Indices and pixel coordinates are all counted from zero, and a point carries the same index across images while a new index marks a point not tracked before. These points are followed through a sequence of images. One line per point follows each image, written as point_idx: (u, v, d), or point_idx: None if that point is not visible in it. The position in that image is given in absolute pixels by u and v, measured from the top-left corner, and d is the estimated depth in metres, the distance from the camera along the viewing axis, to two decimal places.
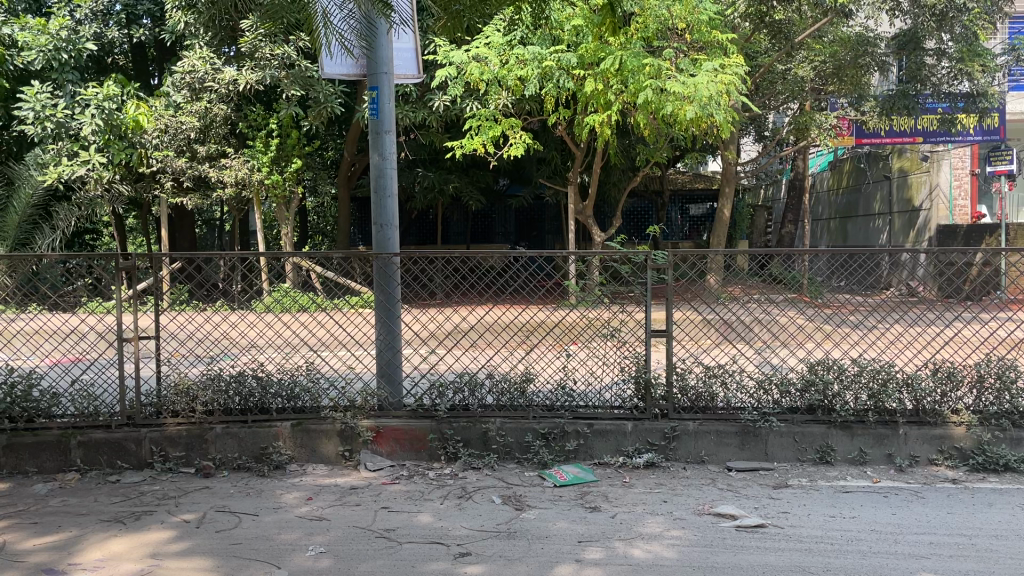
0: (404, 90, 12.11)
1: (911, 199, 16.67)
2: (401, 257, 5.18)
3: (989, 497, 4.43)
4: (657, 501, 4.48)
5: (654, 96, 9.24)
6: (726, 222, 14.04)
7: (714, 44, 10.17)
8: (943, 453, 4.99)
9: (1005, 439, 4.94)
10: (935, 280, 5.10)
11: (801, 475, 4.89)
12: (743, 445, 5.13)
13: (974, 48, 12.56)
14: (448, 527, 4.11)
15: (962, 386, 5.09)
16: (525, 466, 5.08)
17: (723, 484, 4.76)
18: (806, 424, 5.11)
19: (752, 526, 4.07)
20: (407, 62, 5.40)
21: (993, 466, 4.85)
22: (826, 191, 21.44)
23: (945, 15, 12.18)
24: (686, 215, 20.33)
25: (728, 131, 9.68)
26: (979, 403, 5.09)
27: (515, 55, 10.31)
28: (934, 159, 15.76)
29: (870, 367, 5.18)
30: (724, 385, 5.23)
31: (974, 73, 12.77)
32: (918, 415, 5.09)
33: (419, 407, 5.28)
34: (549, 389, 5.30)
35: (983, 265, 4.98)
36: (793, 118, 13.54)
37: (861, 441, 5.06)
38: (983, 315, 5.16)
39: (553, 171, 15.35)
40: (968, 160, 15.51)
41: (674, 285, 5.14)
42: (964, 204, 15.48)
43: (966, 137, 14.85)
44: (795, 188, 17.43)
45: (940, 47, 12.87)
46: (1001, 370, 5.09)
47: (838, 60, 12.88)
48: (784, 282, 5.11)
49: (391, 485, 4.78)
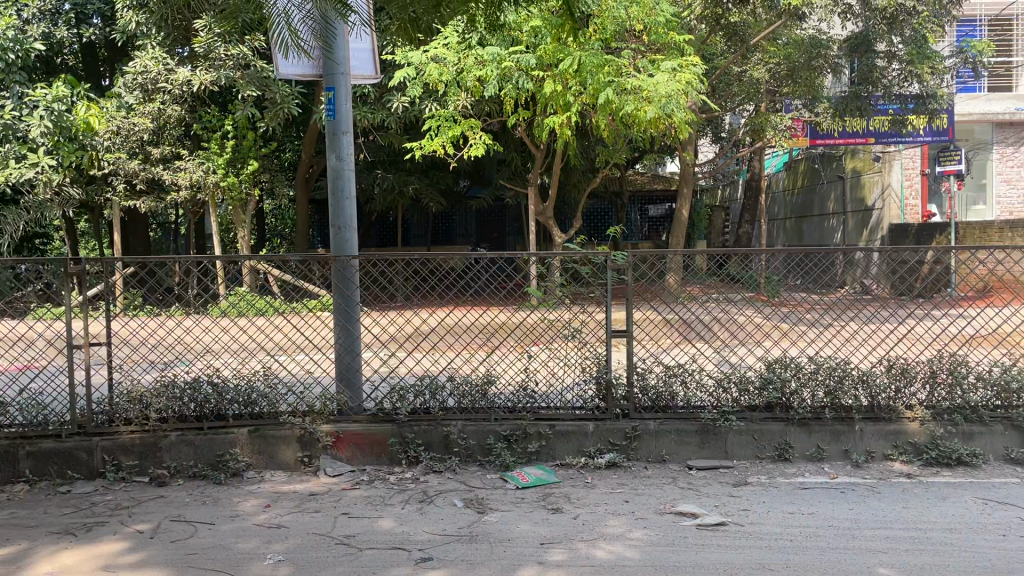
0: (361, 90, 12.10)
1: (864, 199, 16.97)
2: (361, 260, 5.14)
3: (942, 491, 4.50)
4: (619, 501, 4.49)
5: (614, 96, 9.26)
6: (685, 223, 14.15)
7: (672, 45, 10.29)
8: (898, 448, 5.06)
9: (958, 433, 5.01)
10: (888, 278, 5.20)
11: (761, 473, 4.94)
12: (703, 444, 5.17)
13: (924, 50, 12.78)
14: (409, 532, 4.07)
15: (915, 382, 5.16)
16: (487, 469, 5.05)
17: (684, 483, 4.79)
18: (764, 421, 5.16)
19: (713, 524, 4.11)
20: (363, 63, 5.39)
21: (946, 460, 4.93)
22: (781, 191, 21.80)
23: (896, 18, 12.44)
24: (645, 216, 20.54)
25: (686, 132, 9.72)
26: (931, 398, 5.15)
27: (473, 56, 10.19)
28: (886, 158, 16.10)
29: (827, 363, 5.21)
30: (684, 384, 5.27)
31: (922, 75, 12.99)
32: (874, 411, 5.15)
33: (380, 411, 5.23)
34: (511, 391, 5.28)
35: (933, 263, 5.10)
36: (750, 119, 13.68)
37: (817, 437, 5.12)
38: (935, 313, 5.18)
39: (513, 172, 15.38)
40: (918, 160, 16.01)
41: (634, 286, 5.15)
42: (915, 203, 15.98)
43: (917, 137, 15.13)
44: (752, 188, 17.69)
45: (891, 50, 13.11)
46: (952, 366, 5.15)
47: (792, 62, 12.97)
48: (743, 282, 5.17)
49: (351, 490, 4.72)
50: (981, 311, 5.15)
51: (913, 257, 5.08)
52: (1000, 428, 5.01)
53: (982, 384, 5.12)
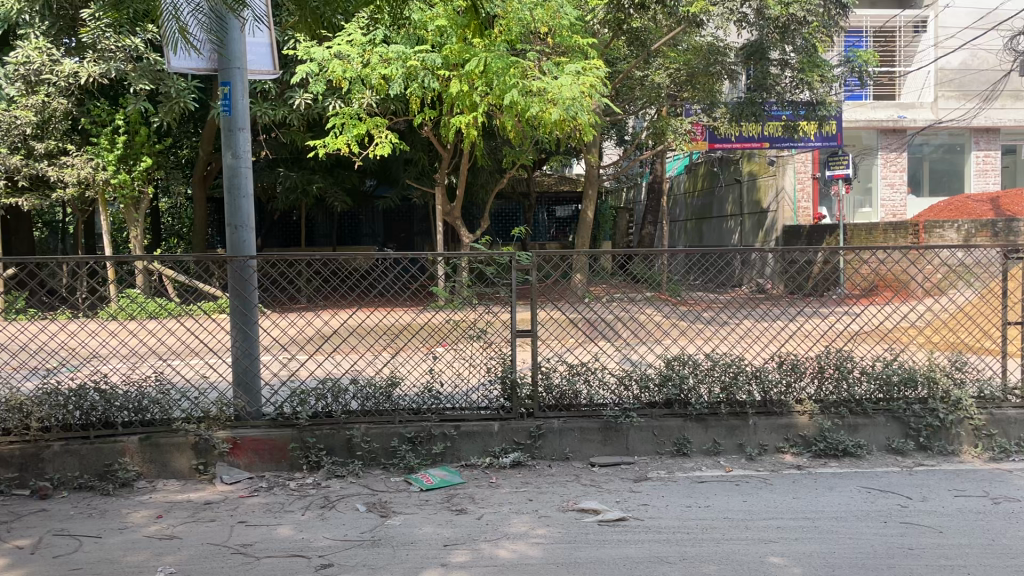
0: (262, 87, 11.78)
1: (759, 201, 17.63)
2: (259, 260, 5.00)
3: (830, 481, 4.71)
4: (523, 500, 4.51)
5: (520, 98, 9.32)
6: (590, 224, 14.36)
7: (576, 49, 10.42)
8: (789, 441, 5.27)
9: (843, 425, 5.26)
10: (782, 278, 5.36)
11: (661, 468, 5.06)
12: (605, 441, 5.25)
13: (814, 60, 13.33)
14: (309, 538, 3.98)
15: (805, 376, 5.36)
16: (391, 471, 4.99)
17: (587, 480, 4.85)
18: (664, 417, 5.30)
19: (614, 520, 4.17)
20: (262, 58, 5.17)
21: (834, 451, 5.16)
22: (682, 194, 22.42)
23: (788, 27, 12.91)
24: (552, 217, 20.77)
25: (591, 135, 9.86)
26: (819, 392, 5.36)
27: (377, 54, 10.06)
28: (780, 163, 16.79)
29: (722, 361, 5.38)
30: (587, 382, 5.33)
31: (811, 83, 13.54)
32: (766, 406, 5.35)
33: (280, 415, 5.12)
34: (416, 392, 5.22)
35: (822, 262, 5.31)
36: (651, 123, 14.03)
37: (714, 432, 5.28)
38: (823, 311, 5.39)
39: (419, 172, 15.28)
40: (809, 164, 16.83)
41: (538, 286, 5.18)
42: (807, 206, 16.87)
43: (807, 143, 15.82)
44: (654, 190, 18.12)
45: (783, 58, 13.56)
46: (838, 361, 5.35)
47: (691, 68, 13.33)
48: (646, 281, 5.32)
49: (249, 498, 4.58)
50: (867, 310, 5.40)
51: (804, 257, 5.30)
52: (882, 420, 5.26)
53: (865, 378, 5.33)
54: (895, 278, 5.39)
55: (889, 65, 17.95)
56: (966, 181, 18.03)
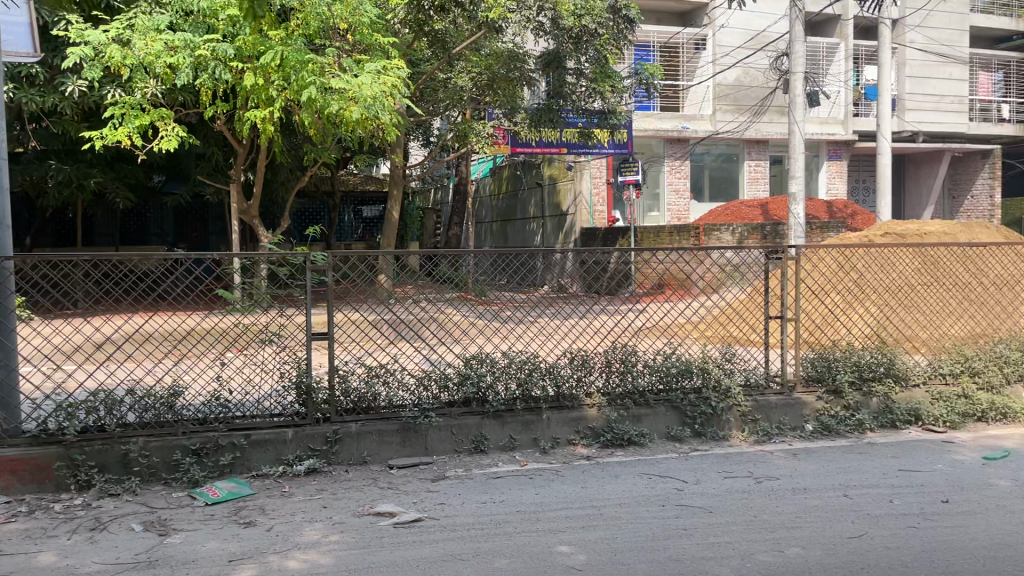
0: (26, 71, 10.66)
1: (560, 204, 18.33)
2: (16, 260, 4.48)
3: (615, 470, 4.96)
4: (316, 508, 4.38)
5: (318, 95, 9.07)
6: (395, 224, 14.29)
7: (377, 47, 10.29)
8: (579, 432, 5.49)
9: (628, 416, 5.54)
10: (582, 278, 5.68)
11: (458, 466, 5.08)
12: (404, 442, 5.20)
13: (606, 71, 13.80)
14: (75, 564, 3.64)
15: (594, 371, 5.59)
16: (173, 486, 4.66)
17: (384, 483, 4.79)
18: (462, 416, 5.34)
19: (409, 522, 4.15)
20: (20, 39, 4.68)
21: (620, 440, 5.42)
22: (488, 196, 22.85)
23: (580, 39, 13.16)
24: (359, 216, 20.46)
25: (393, 135, 9.79)
26: (607, 385, 5.62)
27: (162, 41, 9.39)
28: (578, 168, 17.56)
29: (518, 358, 5.50)
30: (386, 384, 5.26)
31: (604, 92, 14.06)
32: (558, 400, 5.53)
33: (43, 432, 4.62)
34: (201, 401, 4.96)
35: (619, 264, 5.66)
36: (455, 125, 14.18)
37: (510, 428, 5.39)
38: (620, 308, 5.74)
39: (214, 168, 14.49)
40: (604, 171, 17.79)
41: (334, 288, 5.04)
42: (601, 209, 17.89)
43: (602, 149, 16.64)
44: (459, 192, 18.32)
45: (578, 68, 13.88)
46: (623, 355, 5.64)
47: (493, 73, 13.50)
48: (451, 282, 5.37)
49: (3, 525, 4.11)
50: (657, 307, 5.78)
51: (595, 259, 5.59)
52: (662, 409, 5.59)
53: (648, 370, 5.66)
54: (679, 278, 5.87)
55: (674, 77, 19.08)
56: (740, 187, 19.77)
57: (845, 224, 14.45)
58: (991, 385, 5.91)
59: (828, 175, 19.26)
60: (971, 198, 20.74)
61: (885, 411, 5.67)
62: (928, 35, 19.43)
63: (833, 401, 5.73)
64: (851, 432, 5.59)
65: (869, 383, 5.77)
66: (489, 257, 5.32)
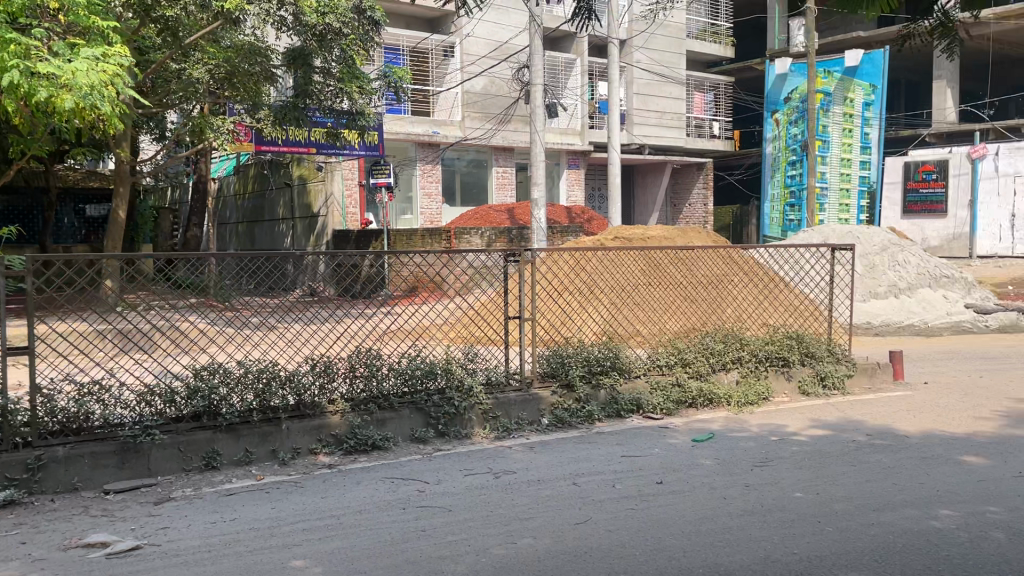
0: None
1: (310, 205, 17.82)
2: None
3: (357, 476, 4.88)
4: (12, 545, 3.88)
5: (22, 80, 8.04)
6: (123, 225, 13.14)
7: (96, 30, 9.31)
8: (321, 441, 5.29)
9: (372, 421, 5.44)
10: (332, 280, 5.51)
11: (186, 485, 4.71)
12: (122, 464, 4.74)
13: (353, 72, 13.30)
14: None
15: (337, 377, 5.47)
16: None
17: (97, 511, 4.33)
18: (191, 431, 4.97)
19: (126, 550, 3.80)
20: None
21: (363, 446, 5.30)
22: (232, 196, 21.65)
23: (325, 37, 12.70)
24: (81, 216, 18.50)
25: (116, 128, 8.93)
26: (350, 390, 5.51)
27: None
28: (328, 169, 17.21)
29: (255, 367, 5.26)
30: (100, 401, 4.80)
31: (352, 94, 13.53)
32: (299, 409, 5.31)
33: None
34: None
35: (371, 266, 5.57)
36: (190, 120, 13.14)
37: (245, 441, 5.09)
38: (372, 312, 5.61)
39: None
40: (356, 172, 17.50)
41: (36, 297, 4.50)
42: (355, 212, 17.45)
43: (352, 150, 16.26)
44: (199, 191, 17.16)
45: (325, 67, 13.23)
46: (366, 358, 5.58)
47: (232, 67, 12.79)
48: (190, 288, 4.96)
49: None
50: (410, 308, 5.75)
51: (350, 261, 5.45)
52: (406, 412, 5.55)
53: (392, 373, 5.63)
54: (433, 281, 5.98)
55: (422, 83, 19.19)
56: (490, 193, 20.53)
57: (582, 228, 15.46)
58: (700, 373, 6.47)
59: (567, 183, 20.50)
60: (688, 207, 22.93)
61: (612, 401, 6.11)
62: (651, 56, 21.27)
63: (566, 395, 6.04)
64: (582, 423, 5.95)
65: (597, 376, 6.17)
66: (226, 260, 5.03)
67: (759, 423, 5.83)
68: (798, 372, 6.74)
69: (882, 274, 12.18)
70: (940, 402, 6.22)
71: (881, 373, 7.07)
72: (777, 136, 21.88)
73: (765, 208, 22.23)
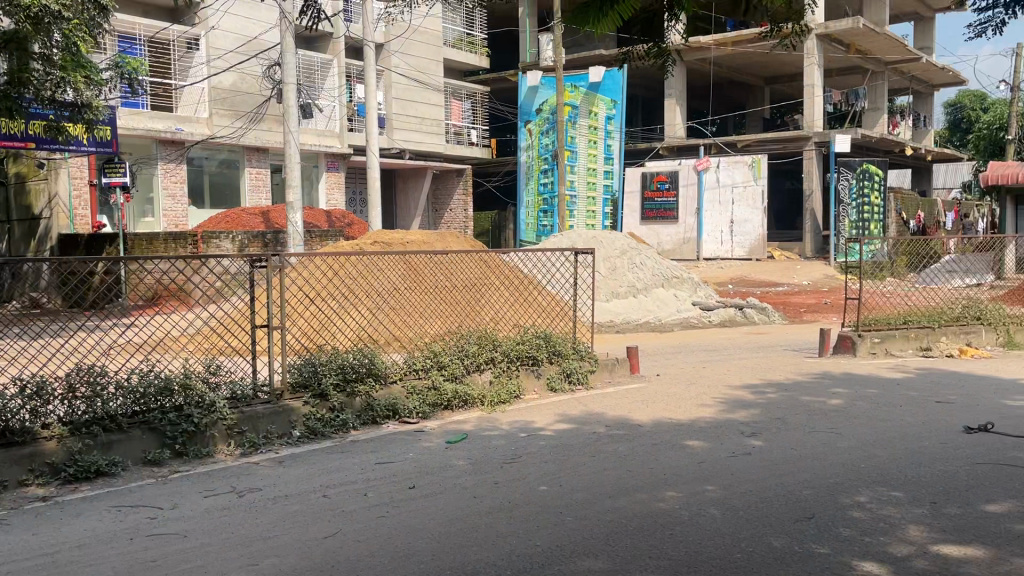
0: None
1: (31, 206, 15.89)
2: None
3: (77, 507, 4.38)
4: None
5: None
6: None
7: None
8: (33, 472, 4.67)
9: (96, 445, 4.91)
10: (60, 289, 5.01)
11: None
12: None
13: (78, 59, 11.15)
14: None
15: (53, 399, 4.89)
16: None
17: None
18: None
19: None
20: None
21: (85, 474, 4.76)
22: None
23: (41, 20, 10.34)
24: None
25: None
26: (70, 412, 4.96)
27: None
28: (51, 166, 15.37)
29: None
30: None
31: (77, 84, 11.41)
32: (4, 436, 4.67)
33: None
34: None
35: (104, 276, 5.22)
36: None
37: None
38: (108, 324, 5.23)
39: None
40: (86, 170, 16.20)
41: None
42: (85, 213, 16.27)
43: (80, 147, 14.55)
44: None
45: (43, 53, 10.99)
46: (90, 375, 5.01)
47: None
48: None
49: None
50: (147, 320, 5.42)
51: (74, 270, 4.96)
52: (137, 433, 5.07)
53: (121, 392, 5.13)
54: (178, 288, 5.67)
55: (164, 77, 17.86)
56: (241, 195, 19.63)
57: (342, 233, 15.20)
58: (455, 375, 6.53)
59: (326, 186, 20.06)
60: (450, 212, 23.69)
61: (367, 408, 6.01)
62: (409, 62, 21.35)
63: (319, 404, 5.85)
64: (336, 432, 5.77)
65: (352, 383, 6.04)
66: None
67: (509, 421, 6.02)
68: (547, 370, 7.04)
69: (623, 275, 13.14)
70: (668, 392, 6.80)
71: (620, 368, 7.56)
72: (530, 145, 22.86)
73: (521, 213, 23.07)
